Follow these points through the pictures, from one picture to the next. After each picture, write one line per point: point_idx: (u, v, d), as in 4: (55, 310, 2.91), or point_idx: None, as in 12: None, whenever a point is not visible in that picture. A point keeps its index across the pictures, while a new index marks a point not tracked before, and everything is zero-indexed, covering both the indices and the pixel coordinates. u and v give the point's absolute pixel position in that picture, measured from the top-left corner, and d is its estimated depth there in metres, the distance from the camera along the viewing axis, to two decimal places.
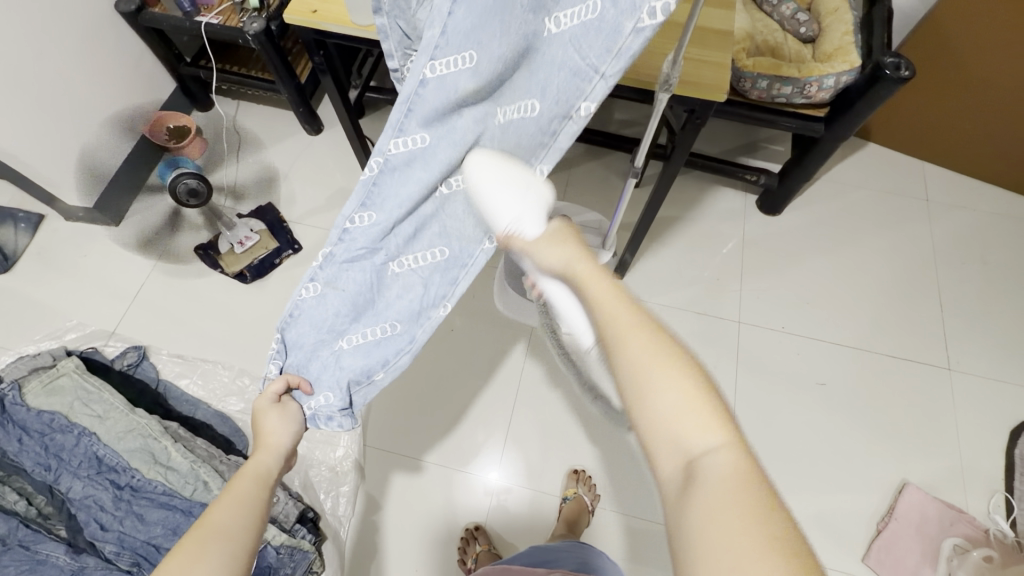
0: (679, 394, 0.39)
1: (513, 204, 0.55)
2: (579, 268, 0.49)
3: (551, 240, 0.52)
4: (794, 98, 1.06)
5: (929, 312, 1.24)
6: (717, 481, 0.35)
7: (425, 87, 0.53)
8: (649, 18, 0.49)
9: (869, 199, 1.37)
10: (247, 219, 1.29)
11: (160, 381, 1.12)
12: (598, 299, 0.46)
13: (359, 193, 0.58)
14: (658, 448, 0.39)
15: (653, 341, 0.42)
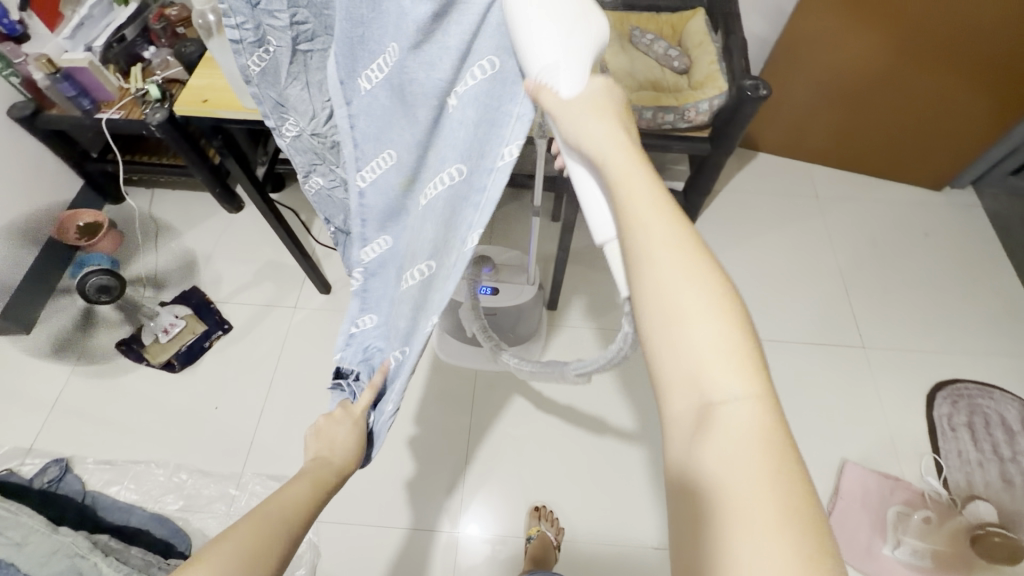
0: (713, 336, 0.35)
1: (539, 80, 0.40)
2: (613, 165, 0.38)
3: (592, 108, 0.39)
4: (678, 123, 1.16)
5: (838, 297, 1.35)
6: (740, 434, 0.33)
7: (364, 195, 0.54)
8: (550, 60, 0.37)
9: (767, 202, 1.50)
10: (170, 306, 1.25)
11: (87, 493, 1.06)
12: (622, 196, 0.38)
13: (355, 300, 0.60)
14: (675, 389, 0.36)
15: (697, 271, 0.36)
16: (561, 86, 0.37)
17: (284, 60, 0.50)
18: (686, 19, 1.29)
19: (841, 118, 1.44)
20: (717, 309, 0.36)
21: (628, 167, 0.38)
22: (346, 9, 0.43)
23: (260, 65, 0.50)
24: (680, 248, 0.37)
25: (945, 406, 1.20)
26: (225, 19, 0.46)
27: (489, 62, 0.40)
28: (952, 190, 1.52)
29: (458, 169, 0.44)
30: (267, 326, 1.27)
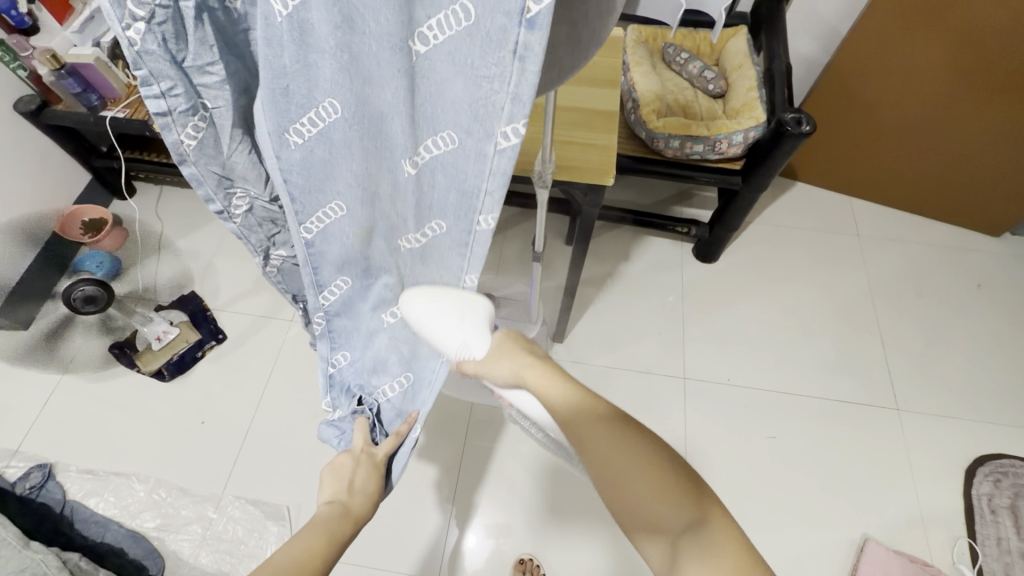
0: (648, 485, 0.51)
1: (454, 330, 0.58)
2: (529, 379, 0.60)
3: (495, 357, 0.61)
4: (708, 154, 1.07)
5: (873, 350, 1.23)
6: (703, 556, 0.47)
7: (313, 246, 0.51)
8: (506, 140, 0.39)
9: (801, 238, 1.38)
10: (166, 311, 1.22)
11: (67, 503, 1.04)
12: (555, 400, 0.58)
13: (325, 341, 0.63)
14: (642, 533, 0.52)
15: (625, 440, 0.54)
16: (473, 352, 0.60)
17: (222, 128, 0.43)
18: (726, 37, 1.18)
19: (891, 153, 1.31)
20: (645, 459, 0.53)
21: (540, 381, 0.59)
22: (264, 64, 0.37)
23: (196, 138, 0.42)
24: (601, 423, 0.55)
25: (986, 485, 1.08)
26: (142, 89, 0.38)
27: (448, 137, 0.41)
28: (1012, 237, 1.38)
29: (438, 224, 0.49)
30: (261, 339, 1.23)
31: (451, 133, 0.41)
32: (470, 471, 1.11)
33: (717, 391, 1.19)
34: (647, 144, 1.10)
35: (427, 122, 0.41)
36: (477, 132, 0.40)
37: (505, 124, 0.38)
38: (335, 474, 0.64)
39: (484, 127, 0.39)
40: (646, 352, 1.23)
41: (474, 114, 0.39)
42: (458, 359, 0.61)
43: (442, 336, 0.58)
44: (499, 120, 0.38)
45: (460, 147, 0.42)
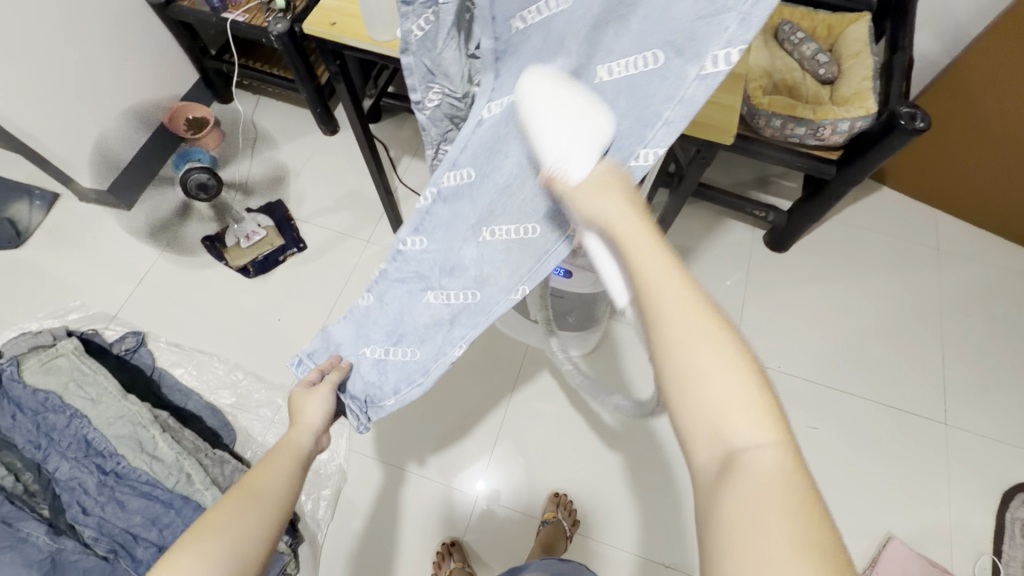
0: (730, 380, 0.37)
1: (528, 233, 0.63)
2: (621, 226, 0.42)
3: (598, 188, 0.44)
4: (807, 139, 1.05)
5: (930, 362, 1.23)
6: (760, 477, 0.34)
7: (480, 126, 0.56)
8: (713, 66, 0.40)
9: (877, 243, 1.36)
10: (255, 214, 1.31)
11: (155, 369, 1.15)
12: (636, 253, 0.41)
13: (411, 219, 0.63)
14: (695, 437, 0.37)
15: (716, 338, 0.38)
16: (536, 252, 0.62)
17: (442, 24, 0.51)
18: (846, 23, 1.14)
19: (994, 172, 1.26)
20: (733, 360, 0.38)
21: (636, 232, 0.42)
22: None
23: (423, 31, 0.51)
24: (686, 286, 0.40)
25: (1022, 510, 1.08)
26: None
27: (654, 55, 0.43)
28: None
29: None
30: (340, 254, 1.30)
31: (660, 52, 0.43)
32: (517, 406, 1.18)
33: None
34: (747, 121, 1.09)
35: (638, 43, 0.44)
36: (683, 55, 0.41)
37: (716, 48, 0.39)
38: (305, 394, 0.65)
39: (696, 48, 0.40)
40: None
41: (691, 34, 0.40)
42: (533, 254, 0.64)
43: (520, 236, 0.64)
44: (715, 43, 0.39)
45: (660, 68, 0.43)
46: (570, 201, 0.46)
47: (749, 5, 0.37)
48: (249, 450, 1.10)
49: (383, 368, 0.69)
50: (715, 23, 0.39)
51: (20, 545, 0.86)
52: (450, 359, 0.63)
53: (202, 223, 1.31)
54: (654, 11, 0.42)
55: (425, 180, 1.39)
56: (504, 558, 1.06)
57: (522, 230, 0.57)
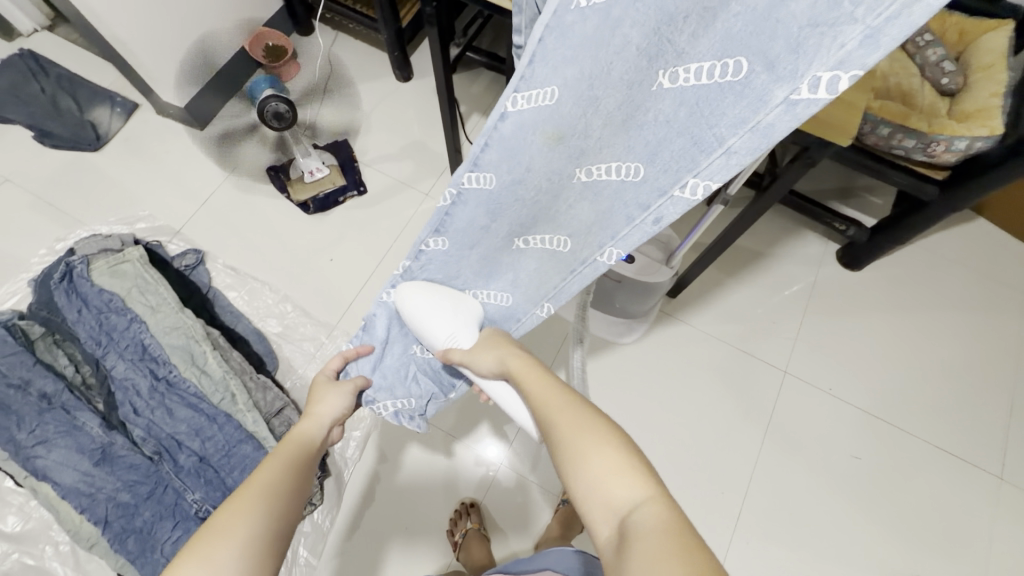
0: (605, 460, 0.45)
1: (446, 323, 0.66)
2: (514, 368, 0.60)
3: (484, 348, 0.64)
4: (914, 153, 0.95)
5: (995, 412, 1.15)
6: (644, 531, 0.39)
7: (504, 120, 0.50)
8: (807, 91, 0.36)
9: (961, 277, 1.26)
10: (321, 151, 1.30)
11: (211, 288, 1.17)
12: (532, 395, 0.56)
13: (432, 221, 0.61)
14: (596, 515, 0.44)
15: (594, 428, 0.48)
16: (460, 344, 0.66)
17: None
18: (985, 30, 1.03)
19: None
20: (606, 442, 0.47)
21: (524, 369, 0.59)
22: None
23: None
24: (570, 408, 0.51)
25: None
26: None
27: (737, 64, 0.38)
28: None
29: (637, 169, 0.49)
30: (398, 203, 1.30)
31: (744, 61, 0.38)
32: None
33: (811, 397, 1.16)
34: None
35: (722, 46, 0.38)
36: (774, 72, 0.37)
37: (820, 70, 0.35)
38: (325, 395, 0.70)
39: (793, 66, 0.36)
40: (755, 335, 1.21)
41: (791, 48, 0.35)
42: (446, 349, 0.65)
43: (432, 327, 0.66)
44: (820, 62, 0.35)
45: (740, 81, 0.39)
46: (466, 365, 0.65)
47: (876, 21, 0.31)
48: (289, 380, 1.13)
49: (438, 365, 0.77)
50: (828, 36, 0.33)
51: (75, 431, 0.96)
52: None
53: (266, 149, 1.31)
54: (747, 12, 0.36)
55: None
56: (518, 528, 1.07)
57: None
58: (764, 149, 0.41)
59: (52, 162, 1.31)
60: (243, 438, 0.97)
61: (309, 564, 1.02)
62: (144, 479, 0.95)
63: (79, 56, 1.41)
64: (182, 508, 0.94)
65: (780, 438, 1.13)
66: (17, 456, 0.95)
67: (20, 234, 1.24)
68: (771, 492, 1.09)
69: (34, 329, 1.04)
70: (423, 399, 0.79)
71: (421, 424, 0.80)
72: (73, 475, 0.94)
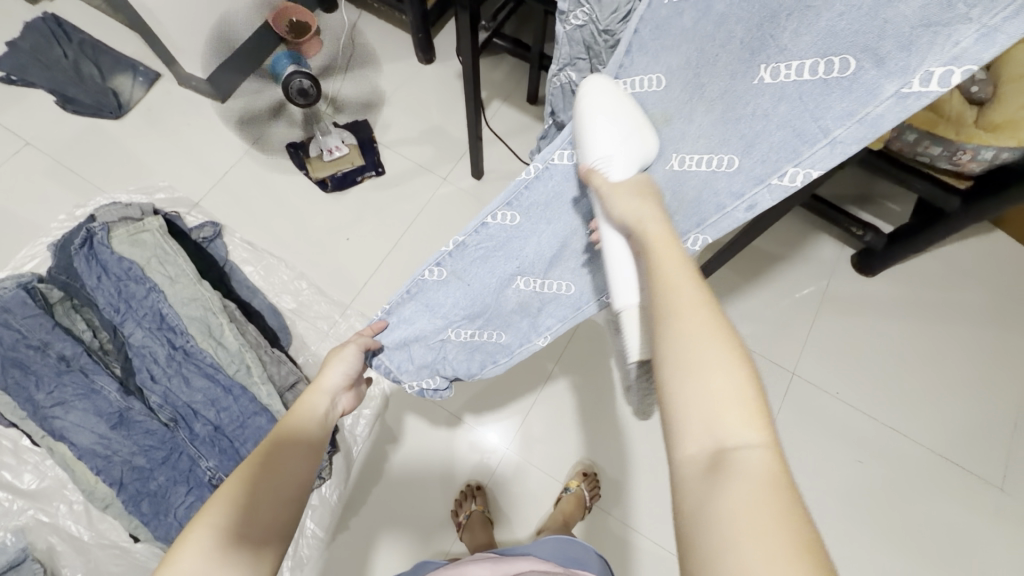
0: (728, 380, 0.39)
1: (613, 140, 0.53)
2: (653, 232, 0.50)
3: (631, 194, 0.53)
4: (939, 160, 0.95)
5: (1000, 424, 1.15)
6: (749, 474, 0.35)
7: (605, 101, 0.56)
8: (920, 84, 0.43)
9: (974, 289, 1.26)
10: (341, 130, 1.30)
11: (227, 262, 1.19)
12: (669, 278, 0.46)
13: (506, 194, 0.63)
14: (690, 430, 0.39)
15: (719, 337, 0.41)
16: (612, 171, 0.54)
17: None
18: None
19: None
20: (728, 362, 0.40)
21: (662, 239, 0.49)
22: None
23: None
24: (694, 295, 0.44)
25: None
26: None
27: (844, 62, 0.45)
28: None
29: (733, 159, 0.53)
30: (415, 186, 1.30)
31: (853, 58, 0.44)
32: (560, 374, 1.17)
33: (817, 400, 1.17)
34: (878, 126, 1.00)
35: (826, 45, 0.45)
36: (884, 68, 0.44)
37: (934, 66, 0.42)
38: (331, 363, 0.68)
39: (904, 62, 0.43)
40: (764, 335, 1.21)
41: (902, 45, 0.42)
42: (592, 167, 0.54)
43: (592, 145, 0.54)
44: (933, 59, 0.42)
45: (847, 78, 0.45)
46: (599, 197, 0.55)
47: (993, 20, 0.38)
48: (302, 356, 1.15)
49: (471, 349, 0.78)
50: (941, 35, 0.41)
51: (94, 395, 0.98)
52: (533, 346, 0.77)
53: (289, 127, 1.31)
54: (851, 14, 0.43)
55: (511, 129, 1.36)
56: (520, 512, 1.09)
57: (631, 143, 0.54)
58: (869, 139, 0.47)
59: (72, 128, 1.32)
60: (257, 411, 0.99)
61: (316, 536, 1.05)
62: (160, 445, 0.97)
63: (101, 22, 1.41)
64: (196, 475, 0.97)
65: (783, 439, 1.14)
66: (35, 416, 0.97)
67: (39, 199, 1.25)
68: None
69: (53, 293, 1.06)
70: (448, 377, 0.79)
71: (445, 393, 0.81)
72: (90, 437, 0.96)
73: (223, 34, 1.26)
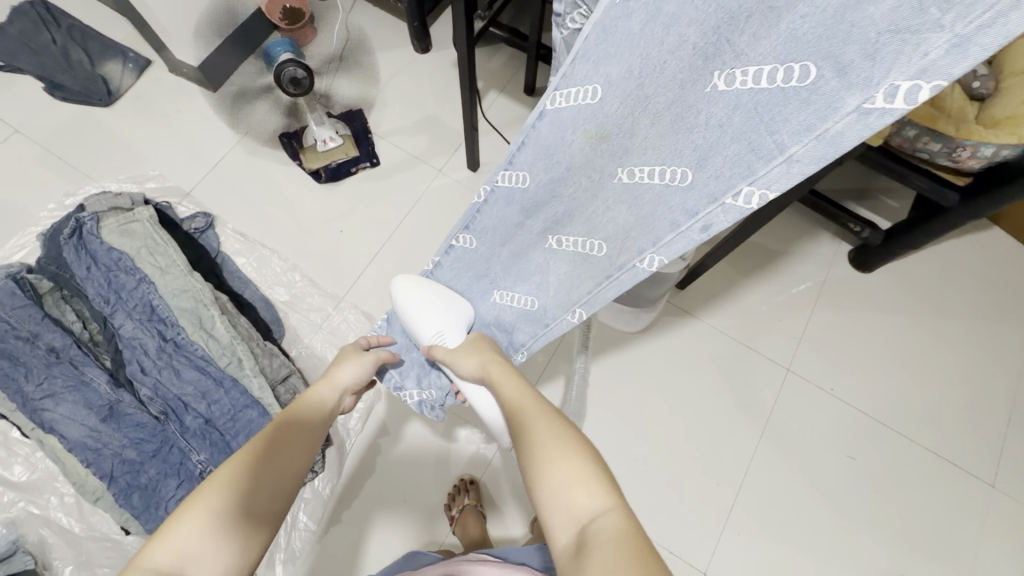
0: (570, 470, 0.48)
1: (436, 320, 0.74)
2: (493, 373, 0.66)
3: (466, 352, 0.70)
4: (938, 156, 0.94)
5: (993, 420, 1.16)
6: (605, 540, 0.42)
7: (542, 119, 0.57)
8: (884, 100, 0.36)
9: (971, 286, 1.25)
10: (335, 120, 1.28)
11: (219, 253, 1.17)
12: (507, 399, 0.61)
13: (463, 219, 0.70)
14: (557, 519, 0.46)
15: (562, 439, 0.51)
16: (446, 343, 0.73)
17: None
18: None
19: None
20: (569, 453, 0.49)
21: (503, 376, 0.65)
22: None
23: None
24: (541, 418, 0.55)
25: None
26: None
27: (805, 69, 0.39)
28: None
29: (683, 173, 0.50)
30: (410, 177, 1.28)
31: (813, 65, 0.38)
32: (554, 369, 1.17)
33: (811, 396, 1.17)
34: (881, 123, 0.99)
35: (783, 50, 0.39)
36: (845, 78, 0.37)
37: (900, 79, 0.34)
38: (345, 363, 0.73)
39: (867, 72, 0.36)
40: (760, 331, 1.21)
41: (867, 54, 0.35)
42: (430, 345, 0.73)
43: (423, 321, 0.74)
44: (899, 72, 0.34)
45: (808, 87, 0.39)
46: (446, 365, 0.72)
47: (966, 29, 0.31)
48: (295, 349, 1.14)
49: None
50: (910, 44, 0.33)
51: (83, 387, 0.97)
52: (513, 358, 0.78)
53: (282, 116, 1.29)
54: (816, 15, 0.36)
55: (507, 120, 1.34)
56: (514, 506, 1.09)
57: (448, 317, 0.74)
58: (828, 159, 0.40)
59: (62, 116, 1.30)
60: (248, 404, 0.98)
61: (308, 529, 1.05)
62: (150, 438, 0.97)
63: (91, 7, 1.38)
64: (187, 468, 0.96)
65: (777, 434, 1.14)
66: (24, 408, 0.96)
67: (28, 187, 1.23)
68: (764, 487, 1.11)
69: (43, 283, 1.05)
70: (442, 392, 0.82)
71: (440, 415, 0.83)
72: (80, 430, 0.95)
73: (214, 20, 1.23)
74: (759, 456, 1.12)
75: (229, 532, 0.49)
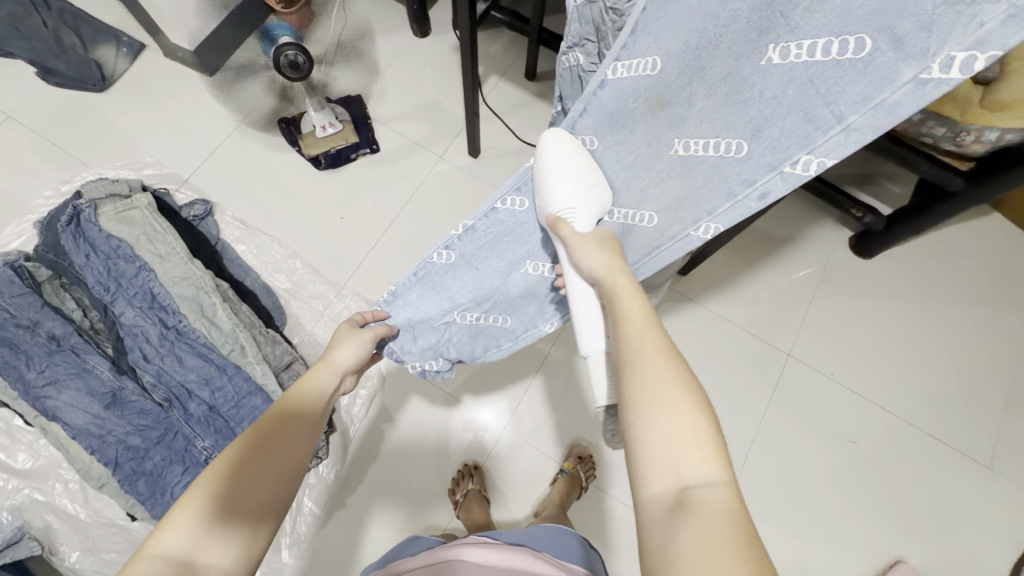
0: (685, 425, 0.43)
1: (577, 193, 0.59)
2: (616, 282, 0.55)
3: (600, 247, 0.58)
4: (942, 141, 0.94)
5: (991, 404, 1.17)
6: (709, 511, 0.38)
7: (603, 87, 0.56)
8: (941, 71, 0.39)
9: (971, 272, 1.26)
10: (334, 105, 1.27)
11: (218, 240, 1.16)
12: (630, 321, 0.51)
13: (514, 179, 0.66)
14: (657, 469, 0.42)
15: (679, 389, 0.45)
16: (577, 221, 0.60)
17: None
18: None
19: None
20: (682, 405, 0.44)
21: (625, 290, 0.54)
22: None
23: None
24: (662, 355, 0.47)
25: None
26: None
27: (861, 41, 0.41)
28: None
29: (739, 146, 0.50)
30: (409, 164, 1.27)
31: (869, 38, 0.41)
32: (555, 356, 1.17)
33: (812, 381, 1.17)
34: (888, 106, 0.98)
35: (840, 23, 0.42)
36: (902, 50, 0.40)
37: (956, 50, 0.38)
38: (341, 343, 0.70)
39: (924, 44, 0.39)
40: (761, 317, 1.21)
41: (923, 25, 0.38)
42: (558, 218, 0.60)
43: (560, 193, 0.60)
44: (956, 42, 0.37)
45: (863, 60, 0.42)
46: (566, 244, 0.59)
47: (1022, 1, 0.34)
48: (297, 336, 1.14)
49: (476, 333, 0.76)
50: (965, 16, 0.36)
51: (85, 374, 0.97)
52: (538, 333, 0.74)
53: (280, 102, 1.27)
54: None
55: (508, 105, 1.32)
56: (517, 491, 1.10)
57: (591, 194, 0.60)
58: (885, 127, 0.43)
59: (56, 102, 1.28)
60: (251, 391, 0.98)
61: (313, 514, 1.06)
62: (155, 425, 0.97)
63: None
64: (192, 454, 0.96)
65: (777, 419, 1.15)
66: (26, 396, 0.96)
67: (24, 174, 1.22)
68: (764, 470, 1.12)
69: (41, 271, 1.04)
70: (451, 362, 0.77)
71: (448, 380, 0.80)
72: (83, 417, 0.95)
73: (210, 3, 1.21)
74: (759, 441, 1.13)
75: (217, 530, 0.49)
